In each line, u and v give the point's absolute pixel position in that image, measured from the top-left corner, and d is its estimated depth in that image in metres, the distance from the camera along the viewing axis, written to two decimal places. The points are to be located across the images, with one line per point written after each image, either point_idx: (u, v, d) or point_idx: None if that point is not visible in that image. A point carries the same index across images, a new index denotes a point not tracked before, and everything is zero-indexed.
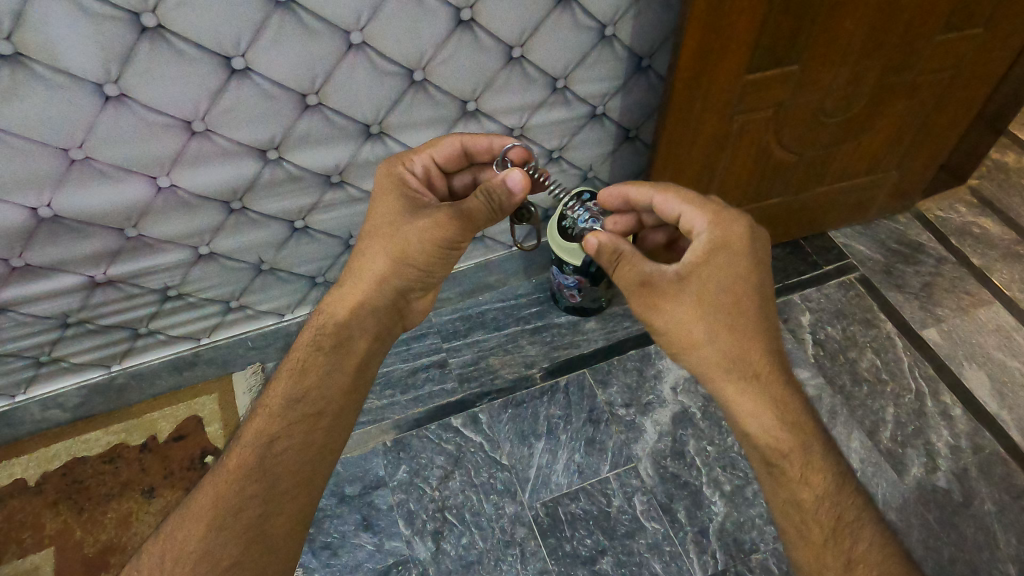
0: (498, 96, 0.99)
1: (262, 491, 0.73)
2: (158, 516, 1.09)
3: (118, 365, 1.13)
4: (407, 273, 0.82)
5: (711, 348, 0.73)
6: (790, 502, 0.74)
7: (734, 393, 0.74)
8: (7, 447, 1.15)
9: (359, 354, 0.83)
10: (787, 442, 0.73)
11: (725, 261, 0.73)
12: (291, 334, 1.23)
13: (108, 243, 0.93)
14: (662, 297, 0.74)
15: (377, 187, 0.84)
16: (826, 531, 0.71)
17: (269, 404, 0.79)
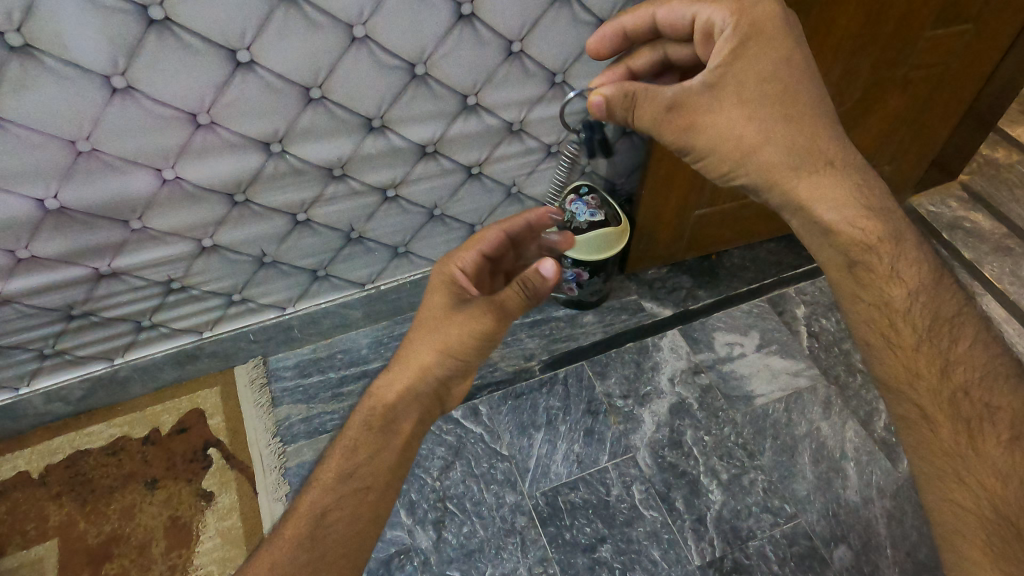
0: (497, 91, 1.01)
1: (313, 563, 0.70)
2: (161, 507, 1.09)
3: (121, 358, 1.14)
4: (453, 365, 0.80)
5: (768, 146, 0.72)
6: (876, 304, 0.74)
7: (807, 190, 0.73)
8: (10, 440, 1.16)
9: (407, 433, 0.80)
10: (874, 237, 0.73)
11: (762, 49, 0.69)
12: (292, 327, 1.24)
13: (113, 235, 0.94)
14: (706, 110, 0.71)
15: (429, 287, 0.84)
16: (922, 331, 0.72)
17: (319, 479, 0.78)
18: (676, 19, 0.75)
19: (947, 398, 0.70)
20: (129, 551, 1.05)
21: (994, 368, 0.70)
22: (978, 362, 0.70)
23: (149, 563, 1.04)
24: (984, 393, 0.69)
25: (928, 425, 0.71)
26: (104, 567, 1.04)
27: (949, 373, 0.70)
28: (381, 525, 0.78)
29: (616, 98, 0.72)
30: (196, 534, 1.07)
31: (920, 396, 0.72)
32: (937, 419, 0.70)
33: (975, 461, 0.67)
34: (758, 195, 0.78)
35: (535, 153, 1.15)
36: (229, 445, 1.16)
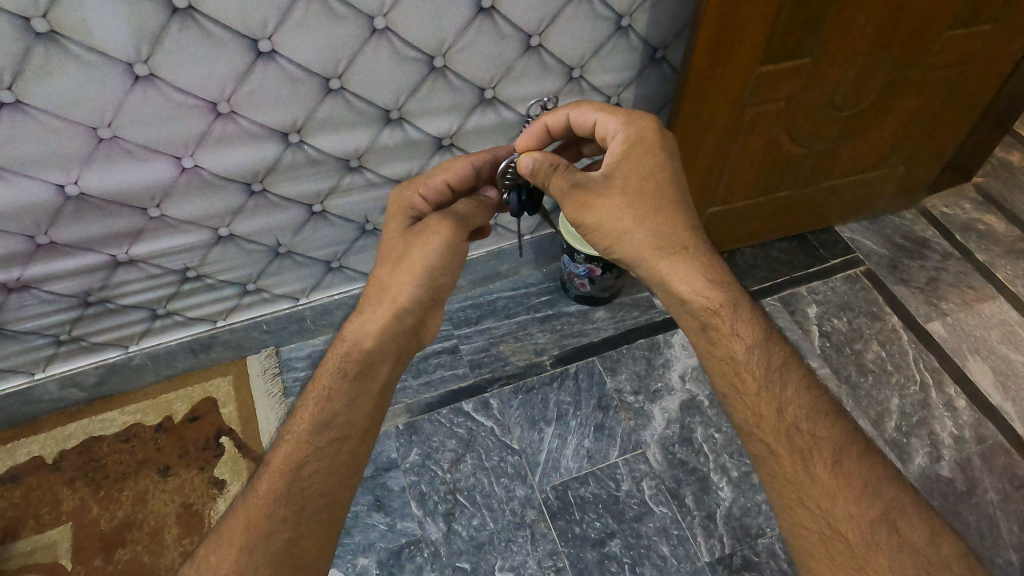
0: (515, 85, 1.01)
1: (291, 517, 0.71)
2: (173, 494, 1.10)
3: (136, 345, 1.15)
4: (424, 294, 0.80)
5: (637, 232, 0.76)
6: (723, 358, 0.76)
7: (667, 270, 0.77)
8: (25, 425, 1.17)
9: (387, 376, 0.80)
10: (713, 304, 0.76)
11: (644, 150, 0.77)
12: (305, 318, 1.25)
13: (132, 222, 0.95)
14: (593, 197, 0.76)
15: (390, 216, 0.84)
16: (759, 378, 0.74)
17: (293, 429, 0.77)
18: (584, 122, 0.82)
19: (783, 434, 0.71)
20: (141, 537, 1.06)
21: (818, 405, 0.72)
22: (809, 399, 0.73)
23: (162, 549, 1.05)
24: (813, 427, 0.71)
25: (773, 462, 0.72)
26: (117, 552, 1.04)
27: (785, 411, 0.72)
28: (359, 473, 0.77)
29: (542, 163, 0.77)
30: (209, 520, 1.08)
31: (765, 438, 0.72)
32: (778, 456, 0.71)
33: (810, 491, 0.68)
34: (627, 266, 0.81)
35: None
36: (241, 434, 1.17)
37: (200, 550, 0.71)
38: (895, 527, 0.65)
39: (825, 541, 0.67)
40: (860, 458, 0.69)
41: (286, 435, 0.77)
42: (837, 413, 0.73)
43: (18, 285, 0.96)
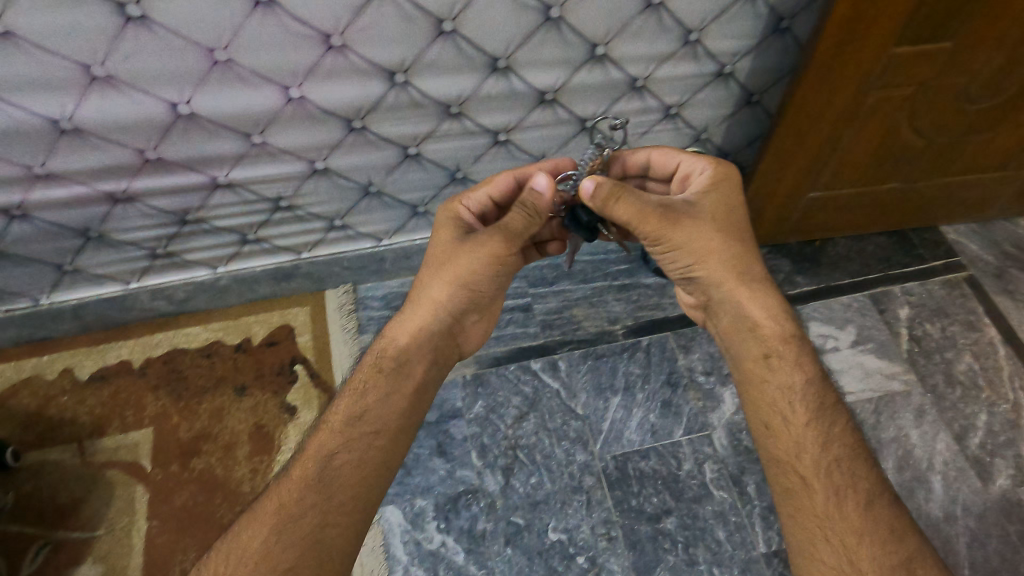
0: (630, 44, 0.97)
1: (320, 501, 0.69)
2: (248, 412, 1.15)
3: (224, 267, 1.18)
4: (465, 299, 0.83)
5: (718, 257, 0.83)
6: (775, 392, 0.81)
7: (744, 295, 0.84)
8: (115, 329, 1.22)
9: (421, 375, 0.81)
10: (775, 339, 0.83)
11: (730, 188, 0.85)
12: (385, 259, 1.25)
13: (234, 146, 0.96)
14: (683, 218, 0.82)
15: (439, 225, 0.87)
16: (810, 413, 0.79)
17: (327, 421, 0.77)
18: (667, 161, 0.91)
19: (822, 471, 0.75)
20: (216, 449, 1.11)
21: (858, 455, 0.76)
22: (852, 448, 0.77)
23: (233, 463, 1.10)
24: (851, 467, 0.75)
25: (805, 496, 0.75)
26: (193, 460, 1.10)
27: (826, 451, 0.76)
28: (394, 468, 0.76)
29: (605, 188, 0.78)
30: (278, 442, 1.12)
31: (803, 471, 0.76)
32: (811, 491, 0.75)
33: (835, 527, 0.72)
34: (702, 291, 0.88)
35: (653, 113, 1.11)
36: (314, 364, 1.20)
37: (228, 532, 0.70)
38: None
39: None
40: (893, 512, 0.72)
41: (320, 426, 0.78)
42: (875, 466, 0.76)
43: (124, 196, 0.99)
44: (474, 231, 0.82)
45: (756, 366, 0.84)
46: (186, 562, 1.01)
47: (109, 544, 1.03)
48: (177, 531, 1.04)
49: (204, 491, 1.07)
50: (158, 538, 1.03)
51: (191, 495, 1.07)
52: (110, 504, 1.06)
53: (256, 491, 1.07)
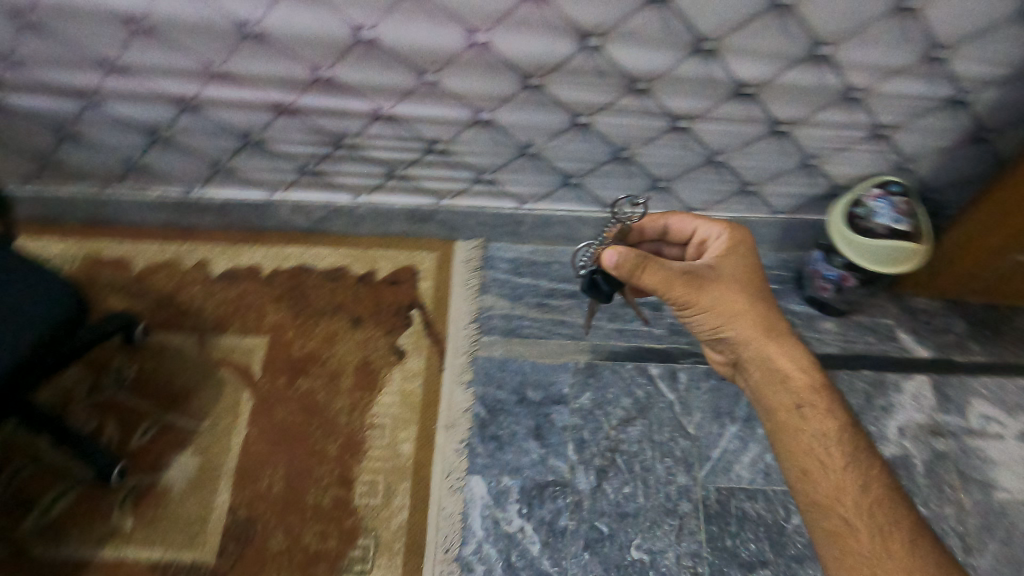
0: (861, 49, 0.83)
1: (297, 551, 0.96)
2: (358, 346, 1.14)
3: (364, 196, 1.16)
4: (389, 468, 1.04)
5: (749, 318, 0.85)
6: (814, 444, 0.80)
7: (774, 351, 0.85)
8: (252, 233, 1.25)
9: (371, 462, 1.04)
10: (807, 389, 0.83)
11: (744, 250, 0.87)
12: (522, 223, 1.19)
13: (405, 81, 0.92)
14: (707, 283, 0.84)
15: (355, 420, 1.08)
16: (841, 458, 0.78)
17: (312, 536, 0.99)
18: (684, 226, 0.90)
19: (864, 515, 0.74)
20: (321, 374, 1.12)
21: (900, 503, 0.75)
22: (896, 500, 0.75)
23: (335, 392, 1.10)
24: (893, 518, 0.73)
25: (851, 544, 0.73)
26: (299, 379, 1.11)
27: (866, 496, 0.75)
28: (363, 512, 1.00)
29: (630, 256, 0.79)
30: (381, 382, 1.11)
31: (846, 515, 0.75)
32: (858, 538, 0.73)
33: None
34: (731, 350, 0.89)
35: (859, 130, 0.97)
36: (430, 313, 1.18)
37: None
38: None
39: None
40: (938, 559, 0.70)
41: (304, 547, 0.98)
42: (921, 520, 0.74)
43: (289, 109, 0.98)
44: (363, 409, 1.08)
45: (793, 420, 0.82)
46: (274, 476, 1.03)
47: (210, 439, 1.06)
48: (272, 443, 1.06)
49: (303, 412, 1.08)
50: (254, 447, 1.06)
51: (291, 413, 1.08)
52: (218, 401, 1.09)
53: (351, 425, 1.07)
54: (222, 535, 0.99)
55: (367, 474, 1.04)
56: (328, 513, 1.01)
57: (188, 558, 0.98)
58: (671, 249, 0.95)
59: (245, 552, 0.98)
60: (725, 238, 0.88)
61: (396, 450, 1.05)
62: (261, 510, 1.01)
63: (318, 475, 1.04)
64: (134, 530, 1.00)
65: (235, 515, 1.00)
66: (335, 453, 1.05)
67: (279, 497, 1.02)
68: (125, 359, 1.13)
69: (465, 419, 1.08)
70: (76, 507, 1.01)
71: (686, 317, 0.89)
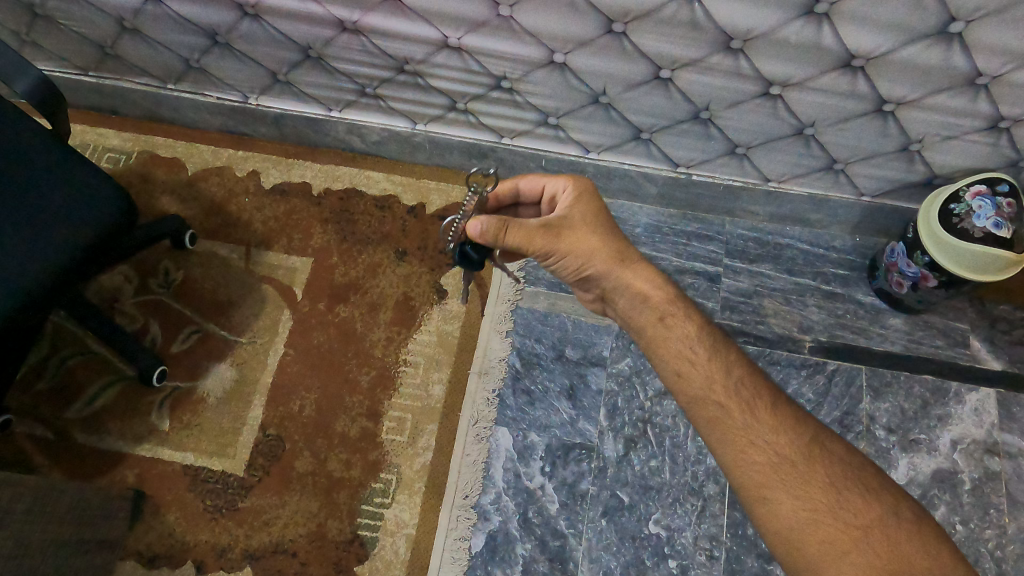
0: (1003, 31, 0.73)
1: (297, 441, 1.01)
2: (401, 279, 1.12)
3: (422, 126, 1.11)
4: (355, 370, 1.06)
5: (603, 249, 0.74)
6: (678, 346, 0.71)
7: (629, 275, 0.75)
8: (307, 149, 1.21)
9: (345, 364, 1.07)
10: (663, 300, 0.74)
11: (581, 197, 0.76)
12: (584, 173, 1.13)
13: (479, 12, 0.85)
14: (563, 230, 0.74)
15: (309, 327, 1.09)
16: (706, 352, 0.70)
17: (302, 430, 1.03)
18: (534, 186, 0.79)
19: (734, 394, 0.67)
20: (362, 304, 1.10)
21: (760, 378, 0.70)
22: (756, 377, 0.69)
23: (374, 324, 1.09)
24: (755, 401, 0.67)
25: (728, 426, 0.65)
26: (339, 306, 1.10)
27: (731, 377, 0.68)
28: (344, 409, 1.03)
29: (491, 223, 0.69)
30: (420, 320, 1.10)
31: (722, 403, 0.67)
32: (734, 419, 0.66)
33: (766, 444, 0.64)
34: (594, 285, 0.78)
35: (976, 120, 0.86)
36: None
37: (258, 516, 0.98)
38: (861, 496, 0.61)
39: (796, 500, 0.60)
40: (806, 426, 0.66)
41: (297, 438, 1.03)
42: (779, 391, 0.69)
43: (354, 28, 0.92)
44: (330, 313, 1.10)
45: (658, 332, 0.72)
46: (306, 400, 1.05)
47: (247, 354, 1.07)
48: (307, 367, 1.06)
49: (340, 341, 1.08)
50: (290, 368, 1.06)
51: (328, 339, 1.08)
52: (258, 317, 1.10)
53: (386, 360, 1.07)
54: (252, 449, 1.02)
55: (396, 410, 1.04)
56: (354, 443, 1.02)
57: (219, 467, 1.01)
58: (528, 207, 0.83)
59: (271, 469, 1.00)
60: (571, 187, 0.76)
61: (428, 391, 1.05)
62: (290, 431, 1.03)
63: (349, 405, 1.04)
64: (169, 432, 1.03)
65: (266, 432, 1.03)
66: (368, 385, 1.05)
67: (309, 420, 1.03)
68: (172, 264, 1.13)
69: (499, 369, 1.06)
70: (117, 402, 1.04)
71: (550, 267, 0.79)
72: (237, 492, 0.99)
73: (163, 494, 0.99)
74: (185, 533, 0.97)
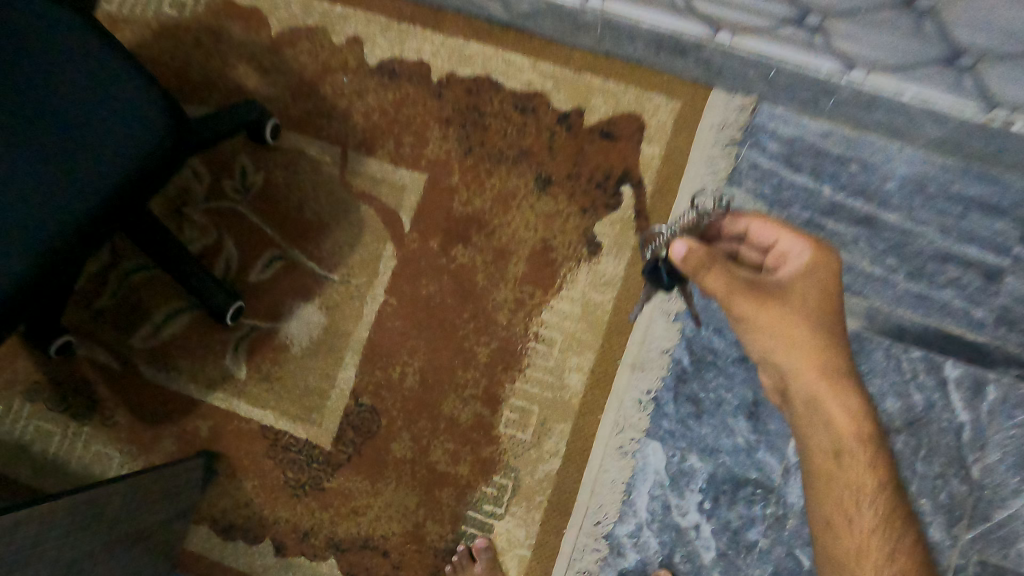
0: None
1: (399, 416, 0.82)
2: (541, 220, 0.83)
3: (598, 2, 0.73)
4: (471, 333, 0.82)
5: (807, 349, 0.57)
6: (843, 494, 0.60)
7: (828, 399, 0.58)
8: (427, 10, 0.87)
9: (459, 327, 0.83)
10: (854, 436, 0.59)
11: (822, 279, 0.58)
12: (833, 96, 0.74)
13: None
14: (773, 298, 0.57)
15: (421, 272, 0.84)
16: (877, 517, 0.60)
17: (404, 403, 0.82)
18: (760, 236, 0.60)
19: None
20: (486, 250, 0.83)
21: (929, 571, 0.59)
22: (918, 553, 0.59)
23: (500, 280, 0.83)
24: None
25: None
26: (456, 248, 0.84)
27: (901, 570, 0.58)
28: (459, 387, 0.82)
29: (700, 255, 0.53)
30: (560, 282, 0.82)
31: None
32: None
33: None
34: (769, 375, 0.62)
35: None
36: (647, 197, 0.82)
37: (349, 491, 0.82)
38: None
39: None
40: None
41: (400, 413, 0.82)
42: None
43: None
44: (448, 255, 0.84)
45: (823, 466, 0.60)
46: (408, 368, 0.83)
47: (339, 297, 0.85)
48: (412, 326, 0.83)
49: (454, 296, 0.83)
50: (391, 324, 0.84)
51: (439, 292, 0.83)
52: (354, 250, 0.85)
53: (511, 331, 0.82)
54: (342, 420, 0.83)
55: (520, 400, 0.81)
56: (464, 433, 0.81)
57: (302, 434, 0.84)
58: (750, 252, 0.61)
59: (364, 448, 0.82)
60: (809, 259, 0.58)
61: (563, 381, 0.80)
62: (388, 405, 0.83)
63: (461, 383, 0.82)
64: (247, 382, 0.85)
65: (359, 402, 0.83)
66: (486, 361, 0.82)
67: (411, 396, 0.82)
68: (249, 163, 0.88)
69: (660, 366, 0.79)
70: (188, 336, 0.86)
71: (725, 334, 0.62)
72: (322, 469, 0.83)
73: (240, 454, 0.84)
74: (263, 506, 0.83)
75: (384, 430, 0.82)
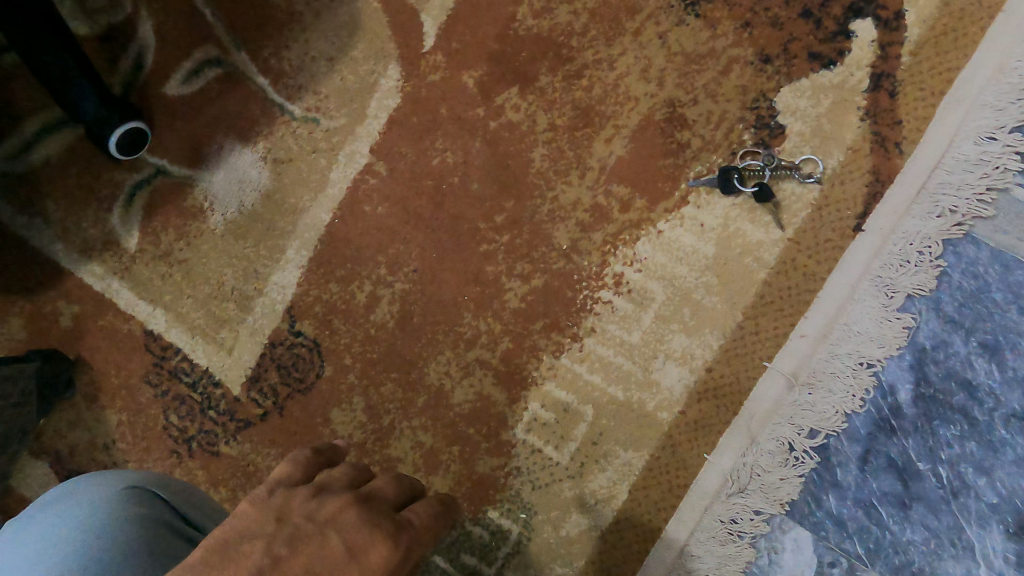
0: None
1: (353, 370, 0.48)
2: (677, 69, 0.43)
3: None
4: (503, 252, 0.45)
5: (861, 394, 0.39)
6: None
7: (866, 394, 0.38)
8: None
9: (485, 238, 0.46)
10: None
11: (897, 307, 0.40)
12: None
13: None
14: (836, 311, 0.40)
15: (439, 128, 0.46)
16: None
17: (369, 350, 0.47)
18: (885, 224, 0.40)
19: None
20: (561, 105, 0.44)
21: None
22: None
23: (574, 165, 0.44)
24: None
25: None
26: (508, 95, 0.45)
27: None
28: (463, 344, 0.46)
29: (793, 203, 0.41)
30: (685, 188, 0.43)
31: None
32: None
33: None
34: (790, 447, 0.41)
35: None
36: (909, 51, 0.40)
37: (256, 468, 0.49)
38: (355, 470, 0.26)
39: (303, 565, 0.20)
40: None
41: (357, 365, 0.48)
42: None
43: None
44: (491, 104, 0.46)
45: None
46: (382, 291, 0.47)
47: (296, 147, 0.49)
48: (401, 221, 0.47)
49: (486, 179, 0.46)
50: (368, 209, 0.48)
51: (462, 167, 0.46)
52: (334, 69, 0.48)
53: (573, 264, 0.44)
54: (264, 352, 0.49)
55: (561, 391, 0.44)
56: (453, 425, 0.46)
57: (201, 361, 0.50)
58: (865, 265, 0.40)
59: (289, 407, 0.49)
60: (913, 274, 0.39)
61: (648, 374, 0.43)
62: (339, 346, 0.48)
63: (464, 337, 0.46)
64: (137, 259, 0.51)
65: (295, 330, 0.49)
66: (518, 307, 0.45)
67: (378, 339, 0.47)
68: None
69: (847, 392, 0.40)
70: (65, 166, 0.50)
71: (797, 354, 0.41)
72: (221, 424, 0.50)
73: (109, 368, 0.51)
74: (128, 457, 0.51)
75: (327, 388, 0.48)
